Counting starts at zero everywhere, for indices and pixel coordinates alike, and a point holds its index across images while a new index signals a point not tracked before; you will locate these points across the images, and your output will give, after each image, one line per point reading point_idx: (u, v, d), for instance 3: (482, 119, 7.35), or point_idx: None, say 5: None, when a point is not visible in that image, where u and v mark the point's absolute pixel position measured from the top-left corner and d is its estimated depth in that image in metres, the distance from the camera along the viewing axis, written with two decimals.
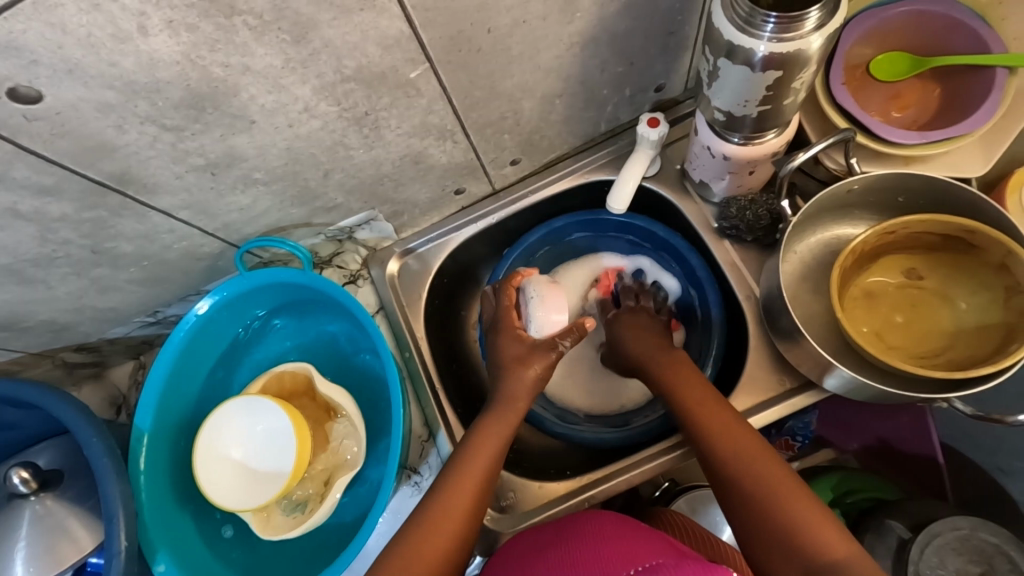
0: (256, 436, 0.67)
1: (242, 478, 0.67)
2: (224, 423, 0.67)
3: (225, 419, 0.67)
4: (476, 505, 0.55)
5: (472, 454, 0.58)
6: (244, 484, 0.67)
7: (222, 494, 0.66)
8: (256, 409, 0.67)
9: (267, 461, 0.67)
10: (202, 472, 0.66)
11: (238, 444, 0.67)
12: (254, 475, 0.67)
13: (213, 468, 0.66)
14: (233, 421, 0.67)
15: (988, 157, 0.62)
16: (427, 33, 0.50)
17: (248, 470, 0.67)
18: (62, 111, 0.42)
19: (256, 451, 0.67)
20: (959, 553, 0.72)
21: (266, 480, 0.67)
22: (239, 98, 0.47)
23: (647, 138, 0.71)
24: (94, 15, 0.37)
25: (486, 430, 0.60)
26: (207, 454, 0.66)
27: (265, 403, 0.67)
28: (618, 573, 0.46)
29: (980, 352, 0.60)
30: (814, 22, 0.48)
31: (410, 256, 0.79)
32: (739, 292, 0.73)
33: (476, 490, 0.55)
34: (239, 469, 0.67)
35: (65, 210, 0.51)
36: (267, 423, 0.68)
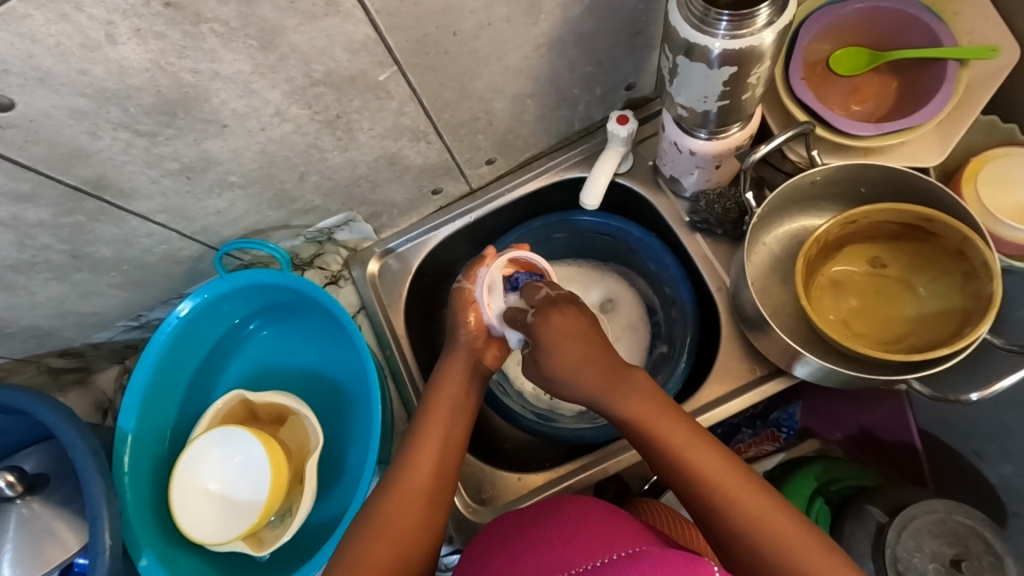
0: (228, 468, 0.68)
1: (222, 510, 0.67)
2: (192, 460, 0.68)
3: (194, 454, 0.68)
4: (442, 462, 0.57)
5: (433, 411, 0.59)
6: (227, 515, 0.67)
7: (212, 532, 0.66)
8: (221, 444, 0.68)
9: (236, 486, 0.68)
10: (182, 517, 0.66)
11: (210, 477, 0.68)
12: (235, 504, 0.67)
13: (194, 510, 0.67)
14: (200, 456, 0.68)
15: (943, 147, 0.64)
16: (394, 37, 0.51)
17: (225, 501, 0.68)
18: (36, 119, 0.44)
19: (229, 479, 0.68)
20: (935, 536, 0.74)
21: (249, 502, 0.67)
22: (210, 103, 0.49)
23: (617, 135, 0.73)
24: (62, 25, 0.38)
25: (443, 389, 0.61)
26: (186, 495, 0.67)
27: (231, 433, 0.68)
28: (592, 557, 0.47)
29: (939, 336, 0.62)
30: (765, 19, 0.50)
31: (390, 256, 0.81)
32: (711, 283, 0.74)
33: (441, 448, 0.57)
34: (218, 502, 0.68)
35: (43, 216, 0.52)
36: (232, 451, 0.68)
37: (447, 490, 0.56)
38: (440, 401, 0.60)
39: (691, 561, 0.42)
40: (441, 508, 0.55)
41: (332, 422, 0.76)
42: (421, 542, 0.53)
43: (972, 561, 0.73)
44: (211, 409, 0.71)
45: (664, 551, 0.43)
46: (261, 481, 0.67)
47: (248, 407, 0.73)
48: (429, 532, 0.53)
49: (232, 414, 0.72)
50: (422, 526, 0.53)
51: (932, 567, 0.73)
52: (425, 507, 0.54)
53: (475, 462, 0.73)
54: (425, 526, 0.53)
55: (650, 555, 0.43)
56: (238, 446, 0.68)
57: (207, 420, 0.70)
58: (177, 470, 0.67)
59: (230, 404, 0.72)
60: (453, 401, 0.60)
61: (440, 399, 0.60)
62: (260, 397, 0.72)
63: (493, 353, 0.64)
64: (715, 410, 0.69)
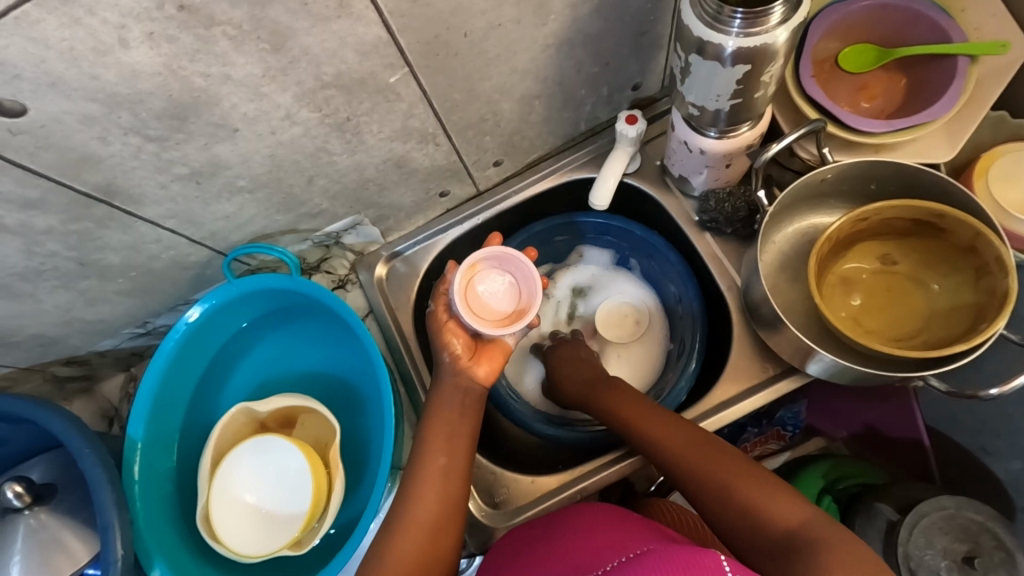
0: (258, 475, 0.68)
1: (260, 521, 0.67)
2: (225, 477, 0.68)
3: (225, 471, 0.68)
4: (447, 491, 0.56)
5: (431, 438, 0.59)
6: (267, 527, 0.67)
7: (257, 548, 0.66)
8: (244, 451, 0.69)
9: (274, 490, 0.68)
10: (229, 539, 0.66)
11: (243, 491, 0.68)
12: (275, 511, 0.67)
13: (231, 526, 0.67)
14: (233, 471, 0.68)
15: (954, 142, 0.64)
16: (405, 39, 0.51)
17: (263, 512, 0.68)
18: (46, 125, 0.43)
19: (262, 485, 0.68)
20: (946, 532, 0.74)
21: (287, 504, 0.67)
22: (221, 106, 0.48)
23: (626, 135, 0.72)
24: (75, 30, 0.38)
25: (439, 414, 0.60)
26: (222, 511, 0.67)
27: (254, 439, 0.69)
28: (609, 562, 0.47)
29: (951, 333, 0.62)
30: (779, 17, 0.50)
31: (397, 259, 0.80)
32: (721, 283, 0.74)
33: (443, 476, 0.56)
34: (254, 514, 0.68)
35: (51, 222, 0.52)
36: (257, 457, 0.69)
37: (456, 522, 0.55)
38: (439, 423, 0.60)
39: (696, 555, 0.40)
40: (451, 536, 0.55)
41: (347, 419, 0.76)
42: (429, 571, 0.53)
43: (984, 557, 0.73)
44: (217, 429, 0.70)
45: (667, 548, 0.42)
46: (297, 478, 0.68)
47: (255, 419, 0.73)
48: (440, 562, 0.53)
49: (245, 430, 0.72)
50: (428, 557, 0.53)
51: (945, 564, 0.72)
52: (431, 537, 0.54)
53: (487, 467, 0.73)
54: (431, 551, 0.53)
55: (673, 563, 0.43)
56: (263, 450, 0.69)
57: (216, 439, 0.70)
58: (214, 486, 0.67)
59: (238, 420, 0.71)
60: (450, 427, 0.60)
61: (439, 423, 0.60)
62: (267, 404, 0.72)
63: (487, 361, 0.64)
64: (727, 411, 0.69)
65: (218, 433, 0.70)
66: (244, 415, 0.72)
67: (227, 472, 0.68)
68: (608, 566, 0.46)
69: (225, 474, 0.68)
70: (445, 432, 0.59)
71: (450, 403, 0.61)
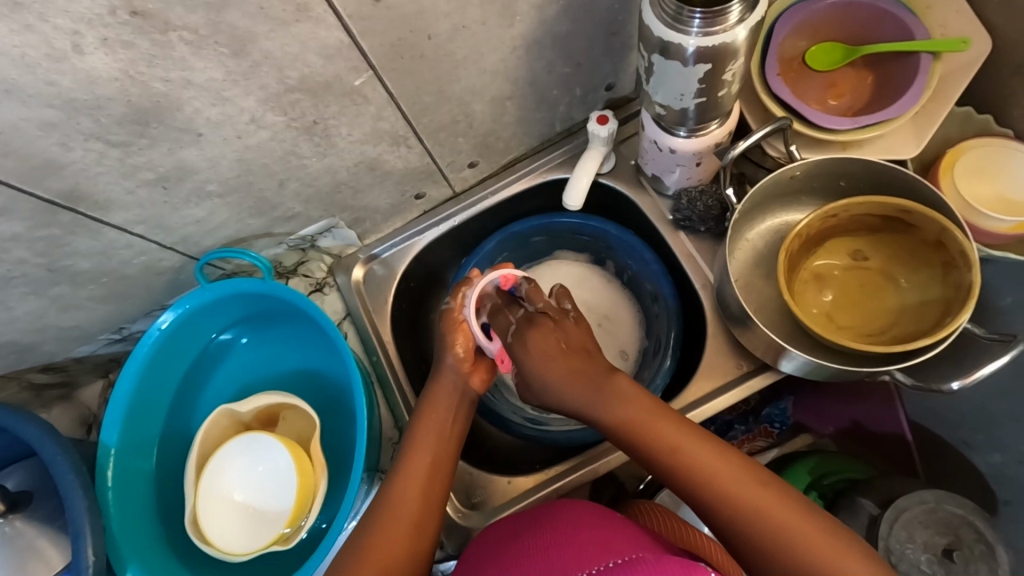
0: (249, 476, 0.69)
1: (250, 520, 0.68)
2: (211, 480, 0.69)
3: (211, 475, 0.69)
4: (430, 488, 0.56)
5: (422, 435, 0.59)
6: (256, 525, 0.68)
7: (247, 546, 0.67)
8: (234, 451, 0.69)
9: (261, 489, 0.68)
10: (219, 539, 0.67)
11: (231, 492, 0.69)
12: (262, 508, 0.68)
13: (222, 526, 0.68)
14: (220, 474, 0.69)
15: (920, 138, 0.64)
16: (368, 42, 0.51)
17: (252, 510, 0.68)
18: (4, 131, 0.43)
19: (253, 484, 0.69)
20: (926, 526, 0.74)
21: (275, 503, 0.68)
22: (184, 111, 0.48)
23: (598, 135, 0.73)
24: (27, 36, 0.38)
25: (431, 412, 0.61)
26: (211, 514, 0.68)
27: (244, 436, 0.69)
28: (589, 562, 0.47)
29: (921, 327, 0.63)
30: (737, 16, 0.50)
31: (375, 262, 0.81)
32: (696, 281, 0.74)
33: (429, 472, 0.57)
34: (244, 514, 0.68)
35: (16, 229, 0.52)
36: (249, 456, 0.69)
37: (434, 516, 0.55)
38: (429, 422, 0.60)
39: (687, 567, 0.41)
40: (430, 534, 0.54)
41: (332, 419, 0.75)
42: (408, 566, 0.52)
43: (964, 551, 0.73)
44: (200, 432, 0.70)
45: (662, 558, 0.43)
46: (285, 477, 0.68)
47: (238, 421, 0.73)
48: (417, 559, 0.53)
49: (229, 431, 0.72)
50: (407, 553, 0.52)
51: (925, 557, 0.73)
52: (412, 532, 0.53)
53: (465, 467, 0.73)
54: (412, 551, 0.53)
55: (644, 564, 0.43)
56: (256, 449, 0.69)
57: (200, 443, 0.70)
58: (201, 493, 0.68)
59: (220, 423, 0.71)
60: (441, 426, 0.60)
61: (430, 421, 0.60)
62: (248, 404, 0.72)
63: (481, 374, 0.64)
64: (702, 408, 0.69)
65: (201, 438, 0.70)
66: (227, 417, 0.72)
67: (213, 478, 0.69)
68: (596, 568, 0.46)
69: (212, 480, 0.69)
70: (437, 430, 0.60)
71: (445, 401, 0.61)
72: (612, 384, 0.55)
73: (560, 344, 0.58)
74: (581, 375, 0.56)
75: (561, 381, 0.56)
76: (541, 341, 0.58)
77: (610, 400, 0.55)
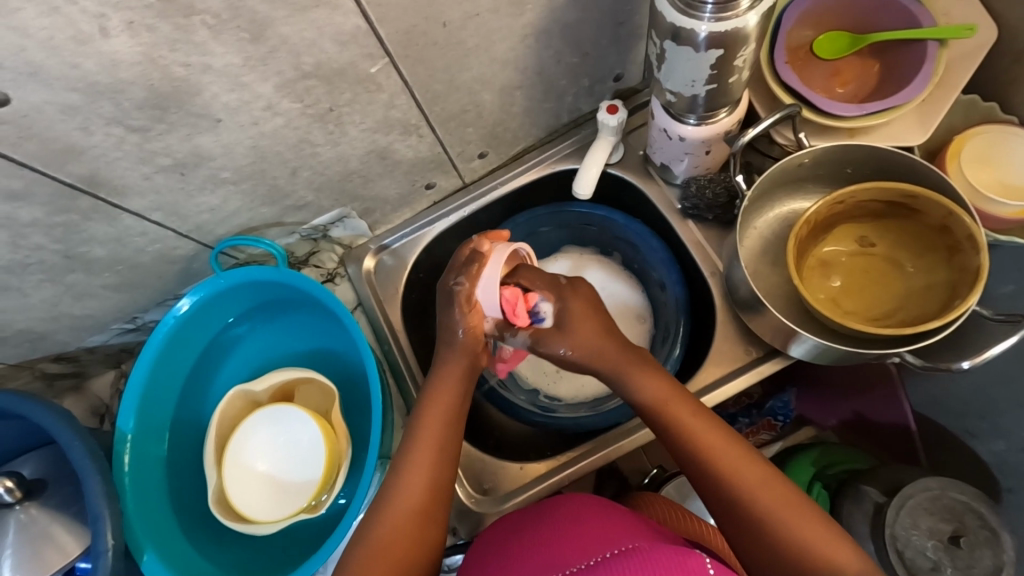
0: (272, 449, 0.70)
1: (273, 490, 0.70)
2: (235, 452, 0.70)
3: (235, 446, 0.70)
4: (433, 475, 0.56)
5: (424, 422, 0.58)
6: (278, 497, 0.69)
7: (271, 515, 0.68)
8: (255, 425, 0.71)
9: (287, 459, 0.70)
10: (243, 507, 0.68)
11: (255, 462, 0.70)
12: (287, 479, 0.70)
13: (246, 497, 0.69)
14: (243, 446, 0.70)
15: (927, 125, 0.65)
16: (384, 28, 0.52)
17: (276, 481, 0.70)
18: (28, 115, 0.44)
19: (276, 456, 0.70)
20: (931, 513, 0.75)
21: (299, 474, 0.70)
22: (202, 96, 0.49)
23: (607, 125, 0.73)
24: (53, 18, 0.39)
25: (437, 397, 0.59)
26: (234, 483, 0.69)
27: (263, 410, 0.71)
28: (591, 552, 0.47)
29: (927, 310, 0.63)
30: (748, 2, 0.51)
31: (385, 252, 0.81)
32: (704, 269, 0.75)
33: (433, 460, 0.57)
34: (266, 483, 0.70)
35: (36, 214, 0.52)
36: (271, 429, 0.71)
37: (441, 506, 0.56)
38: (434, 413, 0.59)
39: (681, 555, 0.41)
40: (436, 521, 0.55)
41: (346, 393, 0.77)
42: (418, 554, 0.53)
43: (969, 536, 0.74)
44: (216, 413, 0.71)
45: (655, 547, 0.42)
46: (308, 446, 0.70)
47: (255, 399, 0.74)
48: (426, 549, 0.54)
49: (247, 407, 0.74)
50: (415, 541, 0.53)
51: (931, 543, 0.74)
52: (420, 521, 0.54)
53: (476, 453, 0.74)
54: (417, 541, 0.54)
55: (648, 548, 0.43)
56: (277, 421, 0.71)
57: (217, 422, 0.71)
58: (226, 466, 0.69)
59: (236, 401, 0.73)
60: (443, 408, 0.59)
61: (432, 406, 0.59)
62: (262, 382, 0.74)
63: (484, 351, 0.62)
64: (711, 393, 0.70)
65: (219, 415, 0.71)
66: (243, 397, 0.73)
67: (237, 451, 0.70)
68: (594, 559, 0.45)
69: (235, 453, 0.70)
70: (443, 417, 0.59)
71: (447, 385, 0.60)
72: (637, 368, 0.58)
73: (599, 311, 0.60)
74: (608, 334, 0.59)
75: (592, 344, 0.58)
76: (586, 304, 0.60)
77: (640, 377, 0.58)
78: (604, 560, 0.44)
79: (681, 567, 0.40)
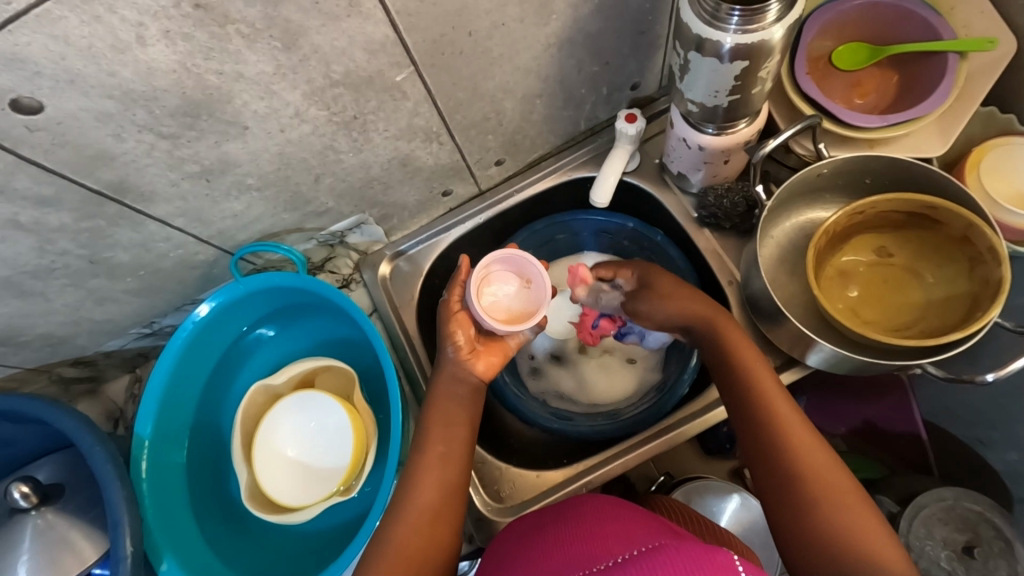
0: (298, 436, 0.73)
1: (301, 476, 0.72)
2: (265, 440, 0.72)
3: (265, 435, 0.72)
4: (446, 479, 0.57)
5: (432, 429, 0.60)
6: (305, 483, 0.72)
7: (300, 499, 0.71)
8: (283, 414, 0.73)
9: (317, 448, 0.72)
10: (275, 491, 0.71)
11: (284, 447, 0.73)
12: (314, 466, 0.72)
13: (275, 482, 0.71)
14: (271, 435, 0.73)
15: (946, 136, 0.65)
16: (412, 37, 0.52)
17: (304, 466, 0.72)
18: (63, 121, 0.44)
19: (306, 438, 0.73)
20: (946, 523, 0.75)
21: (330, 459, 0.72)
22: (233, 104, 0.49)
23: (625, 133, 0.74)
24: (94, 27, 0.39)
25: (440, 404, 0.61)
26: (266, 469, 0.72)
27: (288, 402, 0.73)
28: (613, 550, 0.47)
29: (949, 321, 0.63)
30: (774, 15, 0.51)
31: (401, 258, 0.81)
32: (721, 277, 0.75)
33: (448, 462, 0.58)
34: (295, 468, 0.72)
35: (63, 220, 0.52)
36: (298, 418, 0.73)
37: (455, 506, 0.56)
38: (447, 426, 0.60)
39: (710, 551, 0.40)
40: (450, 525, 0.56)
41: (367, 388, 0.77)
42: (434, 555, 0.54)
43: (983, 547, 0.74)
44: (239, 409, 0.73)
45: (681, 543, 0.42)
46: (335, 432, 0.72)
47: (275, 391, 0.76)
48: (441, 549, 0.54)
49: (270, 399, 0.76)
50: (430, 544, 0.54)
51: (945, 554, 0.74)
52: (432, 523, 0.55)
53: (493, 461, 0.74)
54: (435, 543, 0.54)
55: (671, 545, 0.42)
56: (308, 407, 0.73)
57: (241, 419, 0.73)
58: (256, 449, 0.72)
59: (258, 394, 0.74)
60: (456, 415, 0.61)
61: (439, 414, 0.61)
62: (280, 375, 0.75)
63: (486, 360, 0.64)
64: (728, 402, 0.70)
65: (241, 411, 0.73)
66: (263, 391, 0.75)
67: (270, 437, 0.73)
68: (618, 557, 0.45)
69: (266, 439, 0.72)
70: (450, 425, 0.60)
71: (450, 396, 0.62)
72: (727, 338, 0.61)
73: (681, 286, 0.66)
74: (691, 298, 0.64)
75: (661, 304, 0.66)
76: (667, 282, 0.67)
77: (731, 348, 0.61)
78: (631, 556, 0.43)
79: (710, 565, 0.40)
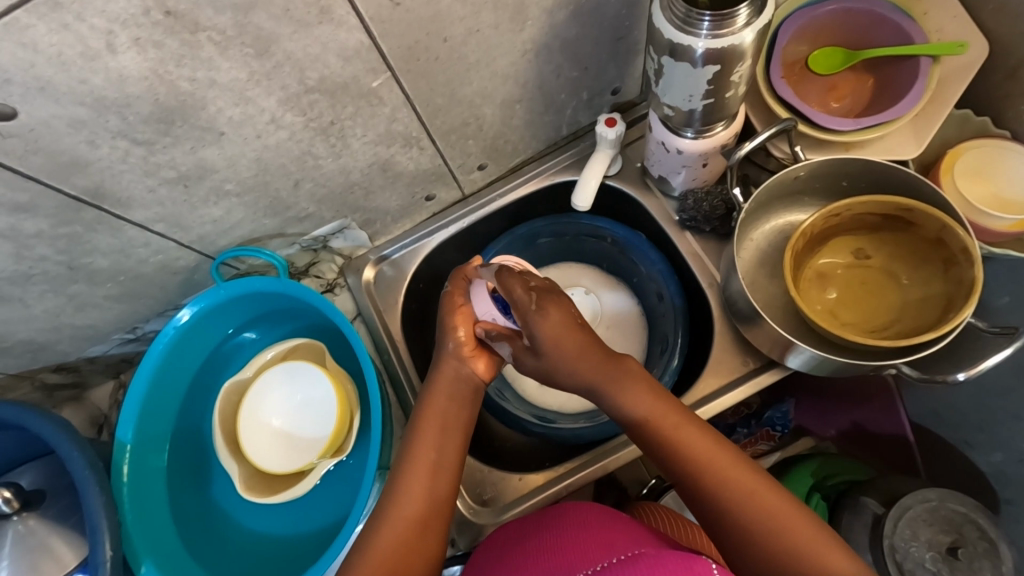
0: (281, 420, 0.73)
1: (291, 454, 0.72)
2: (247, 431, 0.73)
3: (246, 426, 0.73)
4: (433, 488, 0.56)
5: (422, 431, 0.58)
6: (296, 456, 0.72)
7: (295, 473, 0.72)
8: (262, 397, 0.74)
9: (304, 420, 0.73)
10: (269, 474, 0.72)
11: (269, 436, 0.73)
12: (303, 441, 0.73)
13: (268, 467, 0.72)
14: (252, 427, 0.73)
15: (920, 140, 0.66)
16: (386, 43, 0.53)
17: (292, 443, 0.73)
18: (35, 128, 0.44)
19: (291, 414, 0.73)
20: (930, 524, 0.74)
21: (315, 429, 0.72)
22: (207, 110, 0.50)
23: (605, 138, 0.74)
24: (64, 35, 0.40)
25: (433, 403, 0.60)
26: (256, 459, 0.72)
27: (265, 385, 0.74)
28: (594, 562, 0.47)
29: (924, 322, 0.64)
30: (744, 19, 0.52)
31: (384, 263, 0.82)
32: (702, 279, 0.75)
33: (431, 470, 0.56)
34: (284, 451, 0.73)
35: (40, 226, 0.53)
36: (279, 398, 0.74)
37: (443, 510, 0.55)
38: (431, 427, 0.59)
39: (688, 560, 0.40)
40: (436, 533, 0.55)
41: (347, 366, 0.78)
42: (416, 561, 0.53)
43: (968, 547, 0.73)
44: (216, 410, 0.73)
45: (662, 551, 0.42)
46: (322, 403, 0.72)
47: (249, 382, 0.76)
48: (425, 554, 0.54)
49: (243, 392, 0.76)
50: (415, 548, 0.53)
51: (929, 555, 0.73)
52: (418, 531, 0.54)
53: (475, 464, 0.74)
54: (421, 545, 0.54)
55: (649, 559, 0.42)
56: (291, 384, 0.74)
57: (219, 417, 0.73)
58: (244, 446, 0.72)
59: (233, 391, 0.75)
60: (445, 416, 0.59)
61: (432, 415, 0.59)
62: (253, 365, 0.76)
63: (486, 360, 0.63)
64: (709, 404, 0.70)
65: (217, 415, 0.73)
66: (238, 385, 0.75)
67: (250, 433, 0.73)
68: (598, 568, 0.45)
69: (248, 436, 0.73)
70: (439, 429, 0.59)
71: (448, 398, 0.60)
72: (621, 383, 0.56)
73: (574, 322, 0.56)
74: (588, 347, 0.56)
75: (574, 356, 0.55)
76: (561, 318, 0.55)
77: (629, 394, 0.56)
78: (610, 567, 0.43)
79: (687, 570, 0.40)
